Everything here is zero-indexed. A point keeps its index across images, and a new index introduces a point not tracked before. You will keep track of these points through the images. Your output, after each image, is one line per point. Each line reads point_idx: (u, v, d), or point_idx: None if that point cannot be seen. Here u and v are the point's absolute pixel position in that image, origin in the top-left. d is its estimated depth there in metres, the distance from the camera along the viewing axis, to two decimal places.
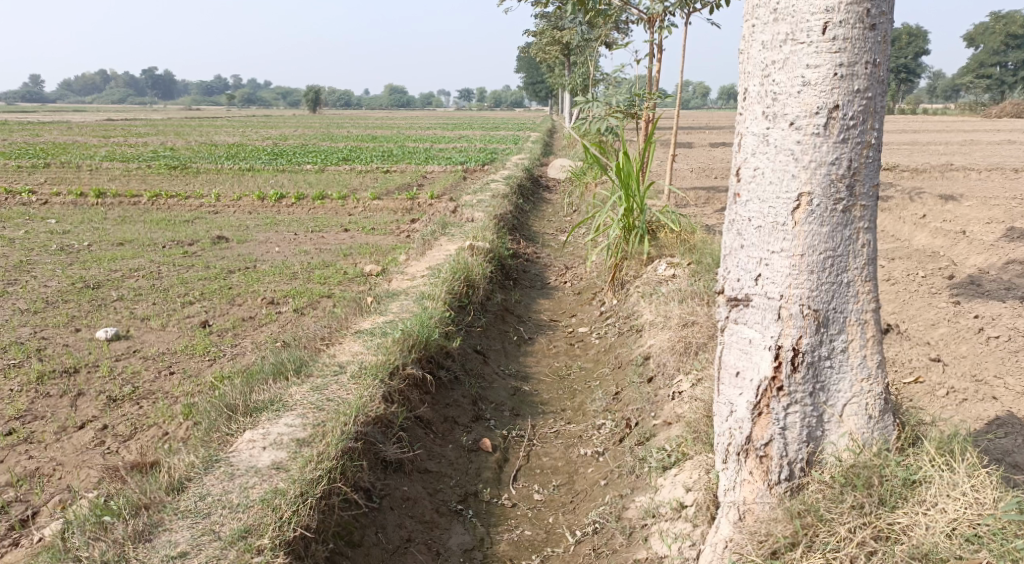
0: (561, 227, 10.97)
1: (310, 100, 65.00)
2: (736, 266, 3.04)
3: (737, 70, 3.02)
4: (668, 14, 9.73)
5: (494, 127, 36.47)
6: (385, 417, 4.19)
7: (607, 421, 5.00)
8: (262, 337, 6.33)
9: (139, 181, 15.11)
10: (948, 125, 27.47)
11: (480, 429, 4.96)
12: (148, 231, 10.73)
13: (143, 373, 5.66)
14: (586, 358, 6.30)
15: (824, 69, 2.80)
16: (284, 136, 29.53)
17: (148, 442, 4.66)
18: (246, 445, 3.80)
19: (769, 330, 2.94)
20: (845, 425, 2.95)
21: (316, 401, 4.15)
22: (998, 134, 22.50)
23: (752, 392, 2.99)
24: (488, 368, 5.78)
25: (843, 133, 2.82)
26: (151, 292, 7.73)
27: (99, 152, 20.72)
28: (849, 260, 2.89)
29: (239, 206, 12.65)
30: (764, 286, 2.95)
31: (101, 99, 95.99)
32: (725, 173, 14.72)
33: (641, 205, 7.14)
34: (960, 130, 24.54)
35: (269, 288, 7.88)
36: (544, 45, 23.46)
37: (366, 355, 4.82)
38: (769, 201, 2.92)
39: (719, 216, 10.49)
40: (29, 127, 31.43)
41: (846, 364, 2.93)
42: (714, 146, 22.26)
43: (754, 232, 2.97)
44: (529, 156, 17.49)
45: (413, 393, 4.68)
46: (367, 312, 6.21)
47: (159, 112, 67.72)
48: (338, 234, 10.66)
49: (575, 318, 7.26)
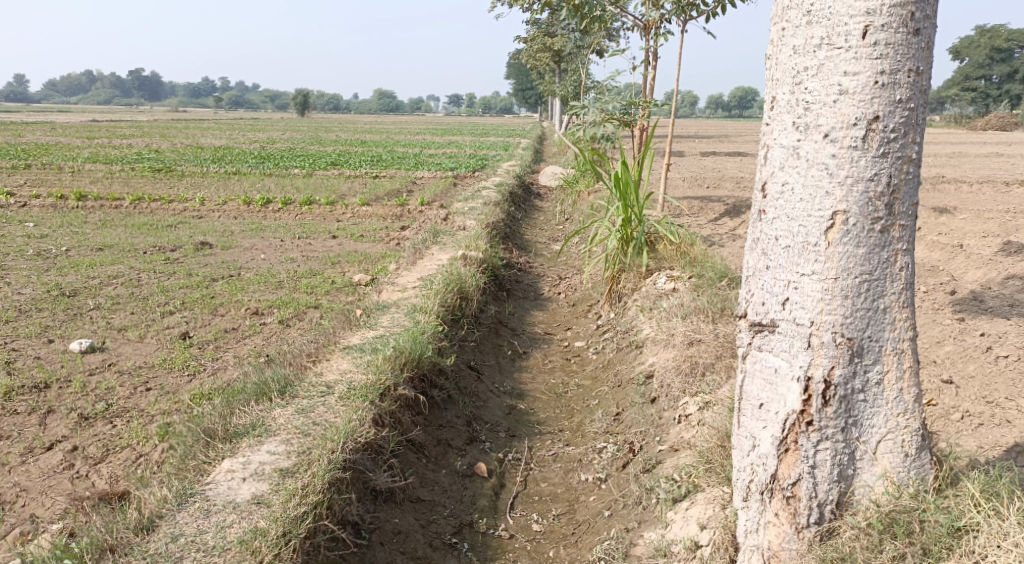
0: (553, 236, 10.72)
1: (298, 102, 64.64)
2: (760, 288, 2.79)
3: (765, 77, 2.79)
4: (664, 21, 9.49)
5: (483, 133, 36.24)
6: (375, 443, 3.93)
7: (609, 444, 4.74)
8: (244, 351, 6.06)
9: (121, 184, 14.78)
10: (934, 137, 27.37)
11: (474, 452, 4.71)
12: (130, 236, 10.44)
13: (118, 388, 5.38)
14: (583, 375, 6.04)
15: (863, 77, 2.58)
16: (272, 139, 29.30)
17: (121, 466, 4.39)
18: (224, 477, 3.53)
19: (798, 360, 2.70)
20: (879, 464, 2.71)
21: (301, 426, 3.88)
22: (983, 146, 22.41)
23: (777, 427, 2.74)
24: (483, 385, 5.52)
25: (882, 147, 2.60)
26: (130, 301, 7.44)
27: (82, 153, 20.35)
28: (886, 285, 2.65)
29: (224, 211, 12.36)
30: (792, 311, 2.70)
31: (88, 100, 95.30)
32: (718, 182, 14.50)
33: (639, 215, 6.91)
34: (946, 142, 24.44)
35: (253, 297, 7.60)
36: (534, 51, 23.22)
37: (355, 374, 4.55)
38: (799, 219, 2.68)
39: (714, 226, 10.27)
40: (15, 129, 31.00)
41: (882, 399, 2.69)
42: (704, 154, 22.06)
43: (782, 253, 2.73)
44: (518, 163, 17.25)
45: (404, 415, 4.42)
46: (356, 324, 5.94)
47: (146, 112, 67.23)
48: (325, 241, 10.39)
49: (570, 331, 7.01)
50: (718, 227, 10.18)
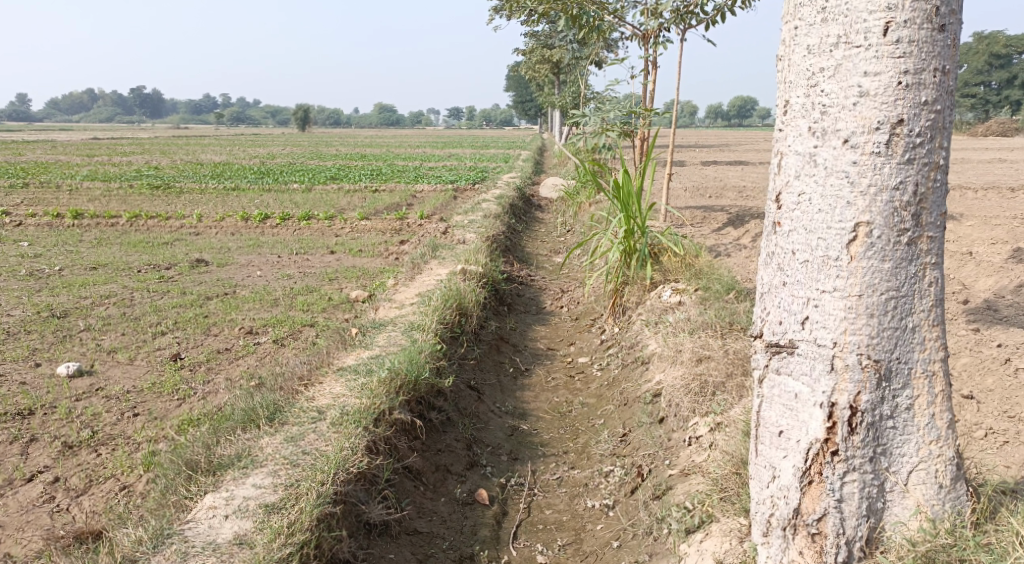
0: (554, 248, 10.52)
1: (299, 118, 64.61)
2: (776, 307, 2.59)
3: (777, 80, 2.59)
4: (663, 29, 9.33)
5: (483, 145, 36.13)
6: (369, 472, 3.72)
7: (616, 467, 4.53)
8: (237, 373, 5.85)
9: (119, 201, 14.60)
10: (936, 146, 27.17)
11: (475, 478, 4.50)
12: (124, 254, 10.25)
13: (105, 415, 5.17)
14: (588, 393, 5.82)
15: (886, 77, 2.38)
16: (272, 155, 29.25)
17: (103, 498, 4.19)
18: (206, 514, 3.32)
19: (820, 385, 2.49)
20: (911, 496, 2.50)
21: (291, 456, 3.66)
22: (986, 153, 22.17)
23: (799, 456, 2.54)
24: (483, 406, 5.32)
25: (908, 152, 2.40)
26: (122, 321, 7.24)
27: (81, 171, 20.19)
28: (914, 302, 2.45)
29: (221, 227, 12.17)
30: (813, 331, 2.50)
31: (89, 119, 95.45)
32: (720, 191, 14.29)
33: (642, 226, 6.72)
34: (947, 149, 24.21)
35: (248, 316, 7.39)
36: (533, 63, 23.10)
37: (348, 398, 4.34)
38: (818, 231, 2.48)
39: (718, 236, 10.06)
40: (16, 148, 30.85)
41: (912, 425, 2.48)
42: (705, 164, 21.84)
43: (800, 268, 2.52)
44: (519, 175, 17.06)
45: (400, 440, 4.23)
46: (351, 343, 5.73)
47: (146, 129, 67.38)
48: (323, 257, 10.20)
49: (573, 346, 6.80)
50: (721, 238, 9.98)
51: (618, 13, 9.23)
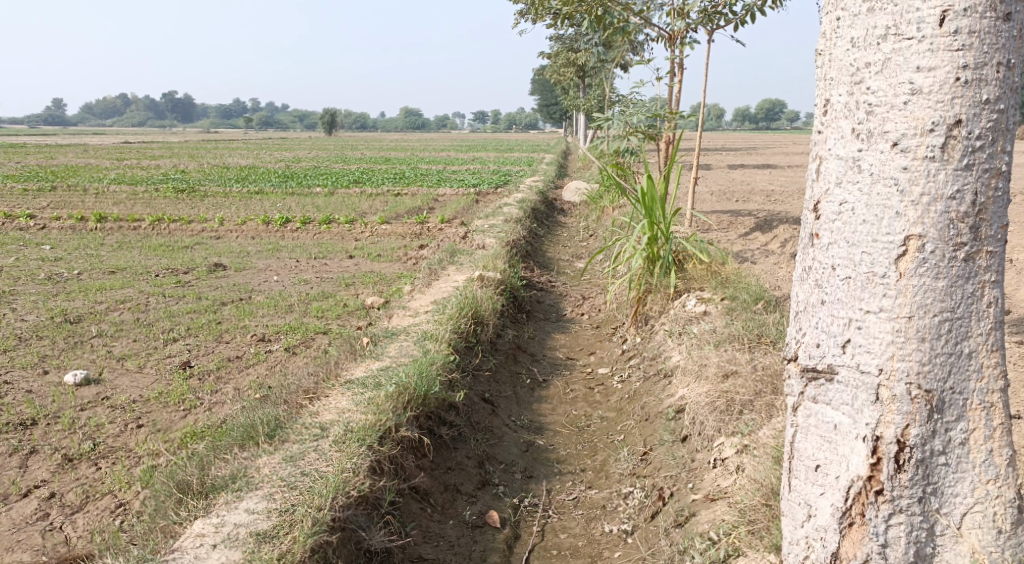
0: (576, 253, 10.28)
1: (326, 121, 64.80)
2: (814, 327, 2.36)
3: (817, 77, 2.35)
4: (690, 30, 9.07)
5: (508, 150, 35.94)
6: (371, 496, 3.52)
7: (635, 489, 4.32)
8: (246, 381, 5.65)
9: (142, 204, 14.53)
10: None
11: (486, 498, 4.28)
12: (143, 258, 10.12)
13: (108, 426, 4.98)
14: (608, 406, 5.56)
15: (942, 72, 2.12)
16: (299, 158, 29.24)
17: (98, 517, 3.99)
18: (192, 543, 3.11)
19: (863, 417, 2.27)
20: (965, 541, 2.27)
21: (288, 477, 3.46)
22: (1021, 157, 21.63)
23: (840, 495, 2.32)
24: (498, 420, 5.10)
25: (966, 157, 2.15)
26: (134, 327, 7.08)
27: (108, 174, 20.20)
28: (971, 325, 2.21)
29: (242, 231, 12.03)
30: (855, 356, 2.26)
31: (120, 122, 96.50)
32: (747, 195, 13.98)
33: (666, 233, 6.46)
34: None
35: (261, 323, 7.20)
36: (558, 66, 22.89)
37: (354, 414, 4.13)
38: (862, 245, 2.24)
39: (745, 242, 9.77)
40: (48, 151, 31.17)
41: (966, 463, 2.25)
42: (732, 168, 21.52)
43: (841, 285, 2.28)
44: (543, 178, 16.85)
45: (406, 459, 4.03)
46: (362, 353, 5.51)
47: (175, 133, 67.85)
48: (342, 262, 10.01)
49: (594, 356, 6.55)
50: (749, 243, 9.69)
51: (643, 13, 8.98)
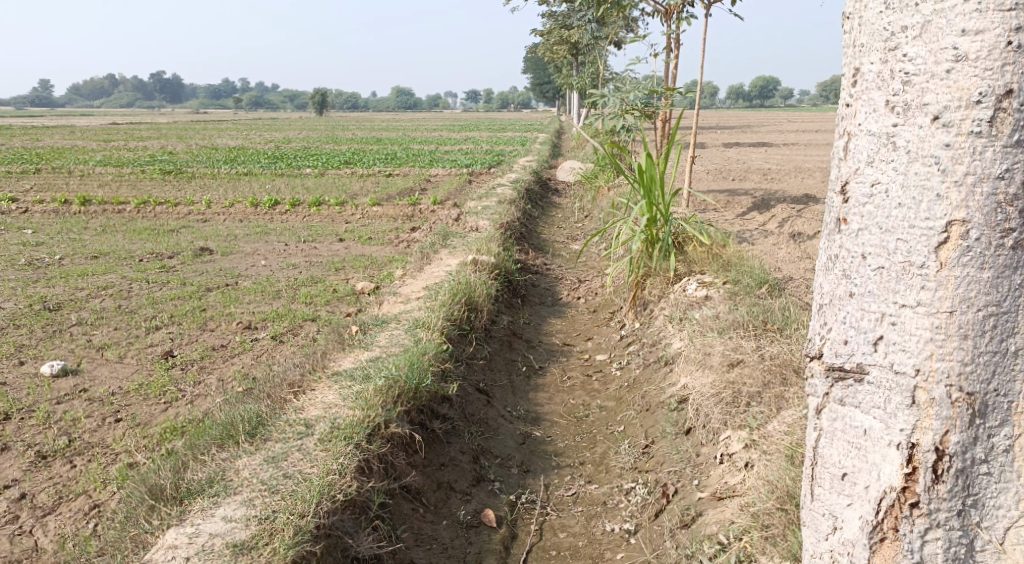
0: (571, 235, 10.06)
1: (318, 102, 64.43)
2: (840, 322, 2.16)
3: (847, 45, 2.14)
4: (687, 5, 8.81)
5: (500, 130, 35.66)
6: (359, 498, 3.31)
7: (637, 484, 4.13)
8: (230, 372, 5.40)
9: (128, 187, 14.20)
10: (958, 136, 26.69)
11: (481, 495, 4.08)
12: (128, 242, 9.83)
13: (84, 420, 4.71)
14: (606, 395, 5.35)
15: (991, 35, 1.90)
16: (289, 139, 28.94)
17: (71, 520, 3.77)
18: (165, 555, 2.91)
19: (897, 422, 2.07)
20: (1008, 557, 2.09)
21: (269, 480, 3.25)
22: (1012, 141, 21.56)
23: (869, 507, 2.14)
24: (493, 411, 4.89)
25: (1017, 133, 1.93)
26: (116, 315, 6.82)
27: (94, 157, 19.81)
28: (1019, 318, 2.00)
29: (230, 214, 11.75)
30: (889, 354, 2.07)
31: (110, 103, 95.84)
32: (743, 174, 13.78)
33: (665, 214, 6.24)
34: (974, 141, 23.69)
35: (247, 310, 6.96)
36: (551, 45, 22.61)
37: (341, 409, 3.91)
38: (897, 231, 2.03)
39: (742, 222, 9.56)
40: (34, 133, 30.98)
41: (1011, 472, 2.05)
42: (726, 147, 21.34)
43: (873, 276, 2.08)
44: (536, 158, 16.59)
45: (397, 457, 3.83)
46: (351, 342, 5.28)
47: (165, 115, 67.50)
48: (332, 245, 9.76)
49: (591, 341, 6.34)
50: (746, 224, 9.50)
51: None
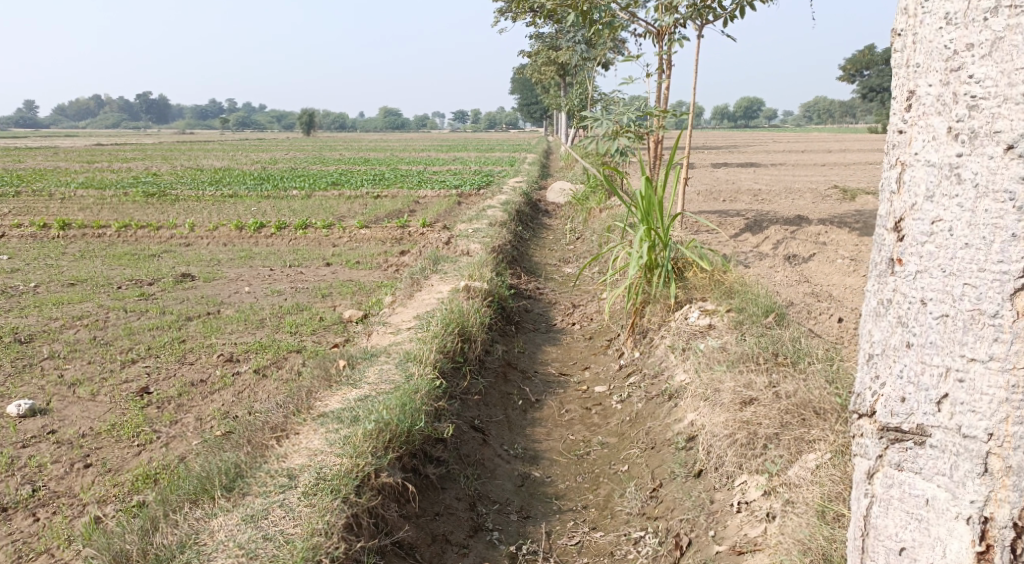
0: (564, 258, 9.81)
1: (305, 122, 64.42)
2: (896, 376, 1.91)
3: (899, 63, 1.90)
4: (679, 26, 8.61)
5: (488, 149, 35.62)
6: (348, 561, 3.12)
7: (646, 533, 3.85)
8: (209, 410, 5.09)
9: (110, 210, 13.87)
10: (941, 155, 26.87)
11: (479, 547, 3.79)
12: (107, 268, 9.51)
13: (51, 466, 4.38)
14: (608, 430, 5.06)
15: None
16: (275, 159, 28.68)
17: None
18: None
19: (967, 493, 1.84)
20: None
21: (247, 543, 3.06)
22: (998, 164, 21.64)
23: None
24: (489, 450, 4.59)
25: None
26: (91, 347, 6.49)
27: (76, 179, 19.45)
28: None
29: (214, 237, 11.45)
30: (956, 415, 1.83)
31: (96, 125, 95.54)
32: (734, 195, 13.59)
33: (664, 239, 5.98)
34: (961, 160, 23.73)
35: (229, 341, 6.64)
36: (538, 65, 22.53)
37: (327, 456, 3.62)
38: (964, 274, 1.79)
39: (736, 244, 9.32)
40: (16, 153, 30.65)
41: None
42: (716, 166, 21.26)
43: (936, 326, 1.83)
44: (525, 179, 16.40)
45: (388, 509, 3.55)
46: (337, 378, 4.98)
47: (149, 134, 67.27)
48: (318, 270, 9.48)
49: (588, 371, 6.06)
50: (741, 245, 9.28)
51: (630, 7, 8.49)
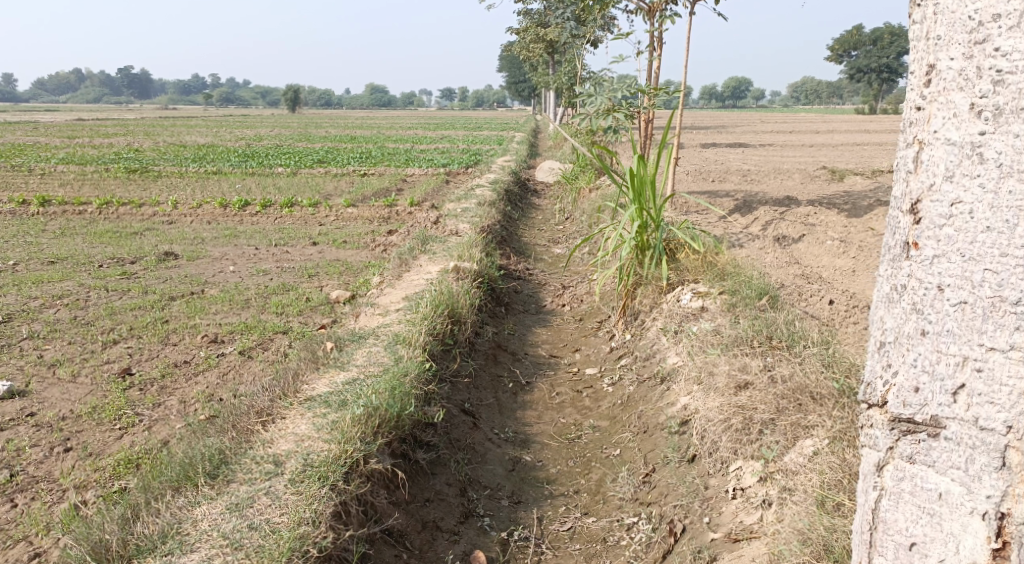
0: (553, 238, 9.71)
1: (290, 98, 63.80)
2: (910, 364, 1.85)
3: (919, 35, 1.84)
4: (670, 3, 8.48)
5: (477, 127, 35.31)
6: (335, 551, 3.04)
7: (640, 519, 3.79)
8: (193, 392, 4.99)
9: (91, 186, 13.65)
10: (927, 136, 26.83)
11: (470, 533, 3.72)
12: (89, 246, 9.34)
13: (30, 450, 4.27)
14: (599, 413, 4.98)
15: None
16: (259, 135, 28.34)
17: None
18: None
19: (983, 488, 1.79)
20: None
21: (231, 533, 2.98)
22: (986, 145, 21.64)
23: None
24: (479, 434, 4.51)
25: None
26: (71, 327, 6.36)
27: (57, 154, 19.16)
28: None
29: (197, 215, 11.27)
30: (975, 405, 1.78)
31: (78, 100, 94.48)
32: (723, 175, 13.50)
33: (657, 219, 5.87)
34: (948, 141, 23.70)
35: (213, 321, 6.52)
36: (527, 43, 22.33)
37: (314, 442, 3.53)
38: (985, 259, 1.74)
39: (725, 225, 9.24)
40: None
41: None
42: (705, 147, 21.16)
43: (954, 312, 1.78)
44: (514, 158, 16.26)
45: (377, 497, 3.47)
46: (324, 361, 4.88)
47: (131, 109, 66.49)
48: (304, 249, 9.34)
49: (579, 353, 5.98)
50: (731, 226, 9.20)
51: None
